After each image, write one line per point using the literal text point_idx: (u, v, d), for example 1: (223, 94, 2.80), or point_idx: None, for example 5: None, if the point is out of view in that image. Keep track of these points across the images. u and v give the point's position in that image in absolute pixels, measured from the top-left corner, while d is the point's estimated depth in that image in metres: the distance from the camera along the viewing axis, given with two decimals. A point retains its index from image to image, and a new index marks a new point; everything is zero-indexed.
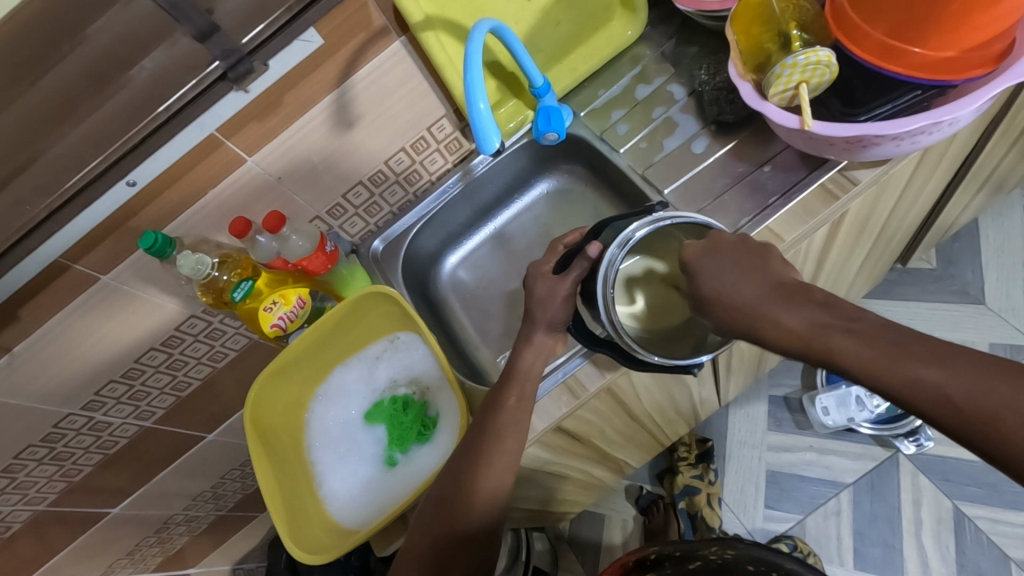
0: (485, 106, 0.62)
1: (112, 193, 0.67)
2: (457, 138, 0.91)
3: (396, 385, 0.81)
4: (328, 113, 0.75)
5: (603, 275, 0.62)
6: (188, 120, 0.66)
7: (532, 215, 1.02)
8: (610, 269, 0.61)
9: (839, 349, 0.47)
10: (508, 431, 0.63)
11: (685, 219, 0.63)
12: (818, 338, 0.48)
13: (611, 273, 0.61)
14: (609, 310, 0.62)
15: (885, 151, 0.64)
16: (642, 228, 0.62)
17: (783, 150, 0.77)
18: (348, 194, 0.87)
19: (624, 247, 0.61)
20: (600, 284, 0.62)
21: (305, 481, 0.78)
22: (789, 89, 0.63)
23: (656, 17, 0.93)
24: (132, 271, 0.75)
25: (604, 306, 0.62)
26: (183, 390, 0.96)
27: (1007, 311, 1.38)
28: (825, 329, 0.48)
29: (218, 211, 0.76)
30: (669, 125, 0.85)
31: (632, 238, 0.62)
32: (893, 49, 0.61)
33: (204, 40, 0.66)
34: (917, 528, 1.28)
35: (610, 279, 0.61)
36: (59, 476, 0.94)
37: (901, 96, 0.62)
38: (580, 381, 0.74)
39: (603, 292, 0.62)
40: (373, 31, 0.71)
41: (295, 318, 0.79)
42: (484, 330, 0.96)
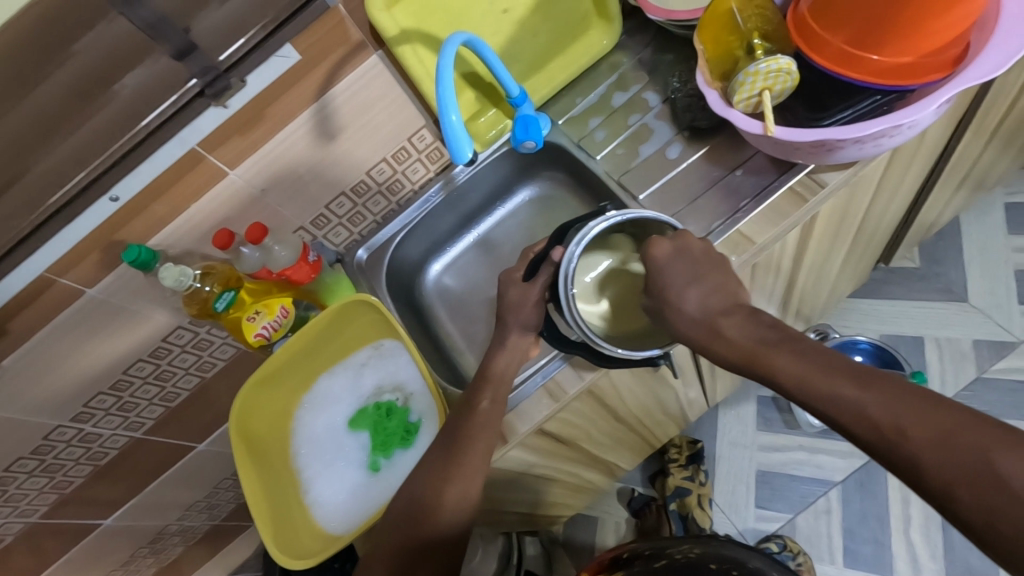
0: (458, 118, 0.64)
1: (96, 208, 0.68)
2: (438, 148, 0.92)
3: (381, 391, 0.82)
4: (308, 126, 0.77)
5: (564, 273, 0.64)
6: (169, 136, 0.68)
7: (515, 222, 1.04)
8: (569, 267, 0.64)
9: (781, 367, 0.51)
10: (482, 433, 0.64)
11: (638, 215, 0.67)
12: (763, 357, 0.53)
13: (571, 269, 0.64)
14: (572, 308, 0.64)
15: (850, 154, 0.66)
16: (596, 224, 0.65)
17: (755, 154, 0.78)
18: (332, 205, 0.89)
19: (580, 243, 0.64)
20: (562, 281, 0.64)
21: (292, 488, 0.79)
22: (754, 95, 0.65)
23: (632, 26, 0.95)
24: (119, 284, 0.77)
25: (567, 304, 0.64)
26: (172, 401, 0.98)
27: (990, 307, 1.39)
28: (771, 347, 0.53)
29: (201, 223, 0.78)
30: (645, 131, 0.86)
31: (589, 235, 0.65)
32: (851, 56, 0.63)
33: (182, 59, 0.68)
34: (906, 525, 1.29)
35: (568, 276, 0.64)
36: (51, 488, 0.95)
37: (862, 101, 0.64)
38: (559, 384, 0.75)
39: (565, 290, 0.64)
40: (351, 46, 0.73)
41: (279, 327, 0.81)
42: (469, 336, 0.97)
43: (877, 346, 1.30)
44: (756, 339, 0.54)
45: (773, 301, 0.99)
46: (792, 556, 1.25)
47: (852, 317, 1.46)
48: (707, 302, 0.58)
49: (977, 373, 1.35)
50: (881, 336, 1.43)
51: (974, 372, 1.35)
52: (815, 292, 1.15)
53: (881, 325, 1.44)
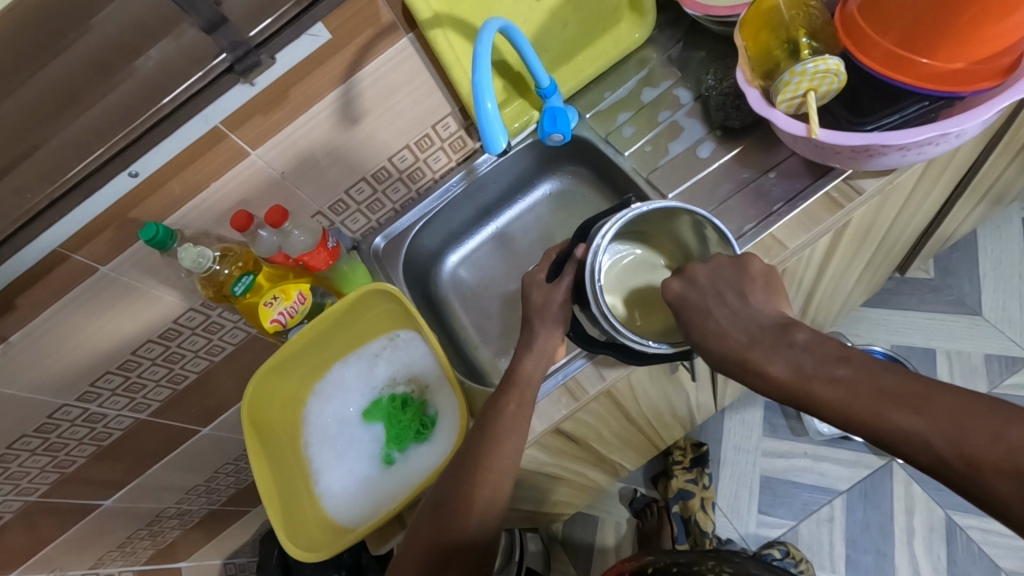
0: (493, 105, 0.62)
1: (113, 183, 0.66)
2: (461, 137, 0.91)
3: (395, 383, 0.81)
4: (333, 109, 0.75)
5: (592, 270, 0.62)
6: (192, 113, 0.66)
7: (534, 216, 1.02)
8: (596, 262, 0.62)
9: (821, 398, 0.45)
10: (510, 436, 0.63)
11: (659, 206, 0.65)
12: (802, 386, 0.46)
13: (597, 263, 0.62)
14: (600, 302, 0.62)
15: (890, 161, 0.65)
16: (619, 218, 0.64)
17: (788, 157, 0.77)
18: (351, 190, 0.87)
19: (606, 236, 0.63)
20: (588, 277, 0.63)
21: (302, 478, 0.78)
22: (797, 96, 0.63)
23: (664, 21, 0.93)
24: (133, 263, 0.75)
25: (593, 298, 0.62)
26: (179, 383, 0.96)
27: (1003, 322, 1.39)
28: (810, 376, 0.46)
29: (219, 204, 0.76)
30: (675, 129, 0.84)
31: (615, 228, 0.64)
32: (902, 60, 0.61)
33: (210, 32, 0.65)
34: (909, 537, 1.29)
35: (595, 272, 0.62)
36: (52, 467, 0.93)
37: (909, 106, 0.62)
38: (580, 384, 0.73)
39: (593, 288, 0.62)
40: (381, 28, 0.71)
41: (295, 313, 0.78)
42: (484, 330, 0.95)
43: (889, 357, 1.30)
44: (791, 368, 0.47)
45: (793, 308, 0.98)
46: (794, 563, 1.25)
47: (863, 326, 1.45)
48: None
49: (988, 387, 1.34)
50: (891, 346, 1.42)
51: (984, 386, 1.34)
52: (832, 300, 1.14)
53: (892, 335, 1.43)
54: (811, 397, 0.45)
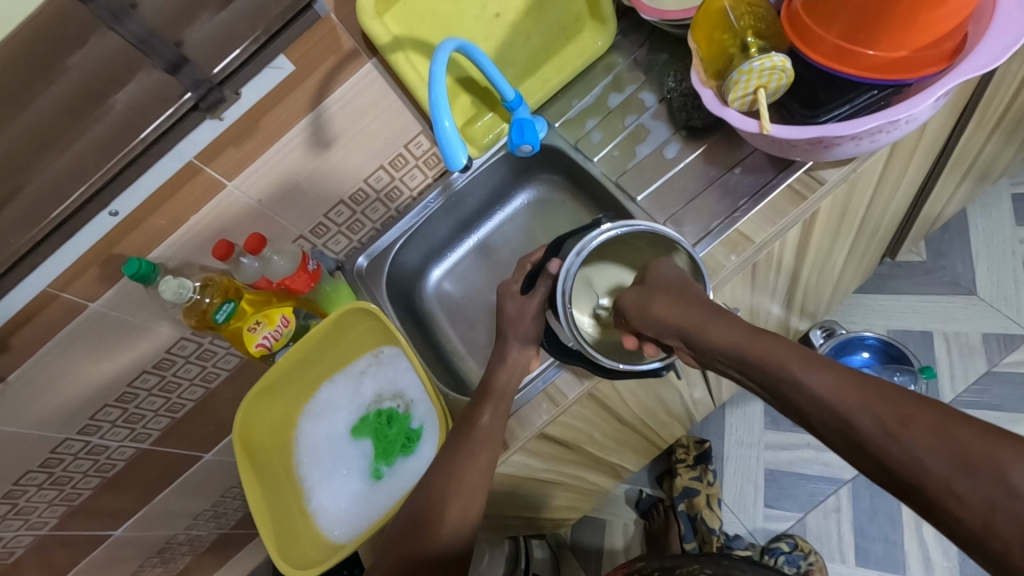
0: (451, 124, 0.64)
1: (95, 222, 0.69)
2: (435, 154, 0.92)
3: (381, 399, 0.82)
4: (303, 136, 0.77)
5: (562, 289, 0.64)
6: (165, 149, 0.68)
7: (514, 225, 1.03)
8: (567, 281, 0.64)
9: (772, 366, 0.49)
10: (485, 447, 0.64)
11: (634, 227, 0.66)
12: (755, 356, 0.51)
13: (568, 283, 0.64)
14: (571, 320, 0.64)
15: (846, 151, 0.65)
16: (593, 238, 0.65)
17: (753, 152, 0.78)
18: (330, 213, 0.89)
19: (578, 255, 0.64)
20: (560, 296, 0.64)
21: (295, 497, 0.79)
22: (748, 94, 0.65)
23: (627, 26, 0.94)
24: (120, 297, 0.77)
25: (565, 316, 0.64)
26: (178, 411, 0.98)
27: (999, 300, 1.38)
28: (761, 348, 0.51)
29: (201, 235, 0.78)
30: (642, 132, 0.86)
31: (587, 247, 0.65)
32: (847, 52, 0.62)
33: (174, 73, 0.67)
34: (917, 522, 1.28)
35: (565, 291, 0.64)
36: (59, 501, 0.96)
37: (859, 96, 0.63)
38: (559, 390, 0.74)
39: (563, 305, 0.64)
40: (344, 54, 0.73)
41: (279, 337, 0.80)
42: (470, 341, 0.97)
43: (883, 342, 1.30)
44: (744, 339, 0.52)
45: (777, 299, 0.98)
46: (803, 556, 1.25)
47: (858, 313, 1.45)
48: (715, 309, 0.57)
49: (987, 366, 1.33)
50: (888, 331, 1.42)
51: (984, 365, 1.34)
52: (819, 289, 1.14)
53: (887, 319, 1.43)
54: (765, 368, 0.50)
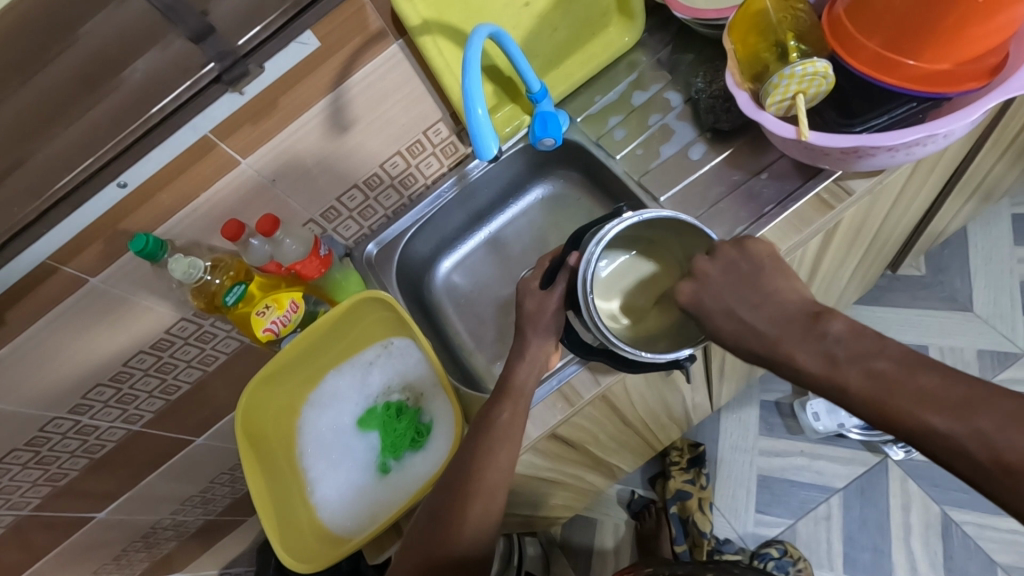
0: (484, 111, 0.62)
1: (103, 194, 0.65)
2: (453, 142, 0.91)
3: (390, 391, 0.80)
4: (322, 117, 0.74)
5: (584, 277, 0.62)
6: (181, 123, 0.64)
7: (527, 220, 1.02)
8: (589, 270, 0.62)
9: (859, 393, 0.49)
10: (506, 445, 0.63)
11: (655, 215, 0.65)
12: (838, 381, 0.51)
13: (590, 272, 0.62)
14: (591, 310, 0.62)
15: (879, 162, 0.64)
16: (614, 225, 0.64)
17: (779, 158, 0.77)
18: (343, 198, 0.87)
19: (599, 243, 0.62)
20: (582, 285, 0.62)
21: (297, 489, 0.77)
22: (786, 99, 0.64)
23: (653, 23, 0.93)
24: (122, 274, 0.74)
25: (587, 307, 0.62)
26: (172, 394, 0.95)
27: (994, 317, 1.40)
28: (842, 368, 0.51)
29: (210, 213, 0.75)
30: (666, 132, 0.84)
31: (608, 235, 0.63)
32: (888, 62, 0.61)
33: (198, 42, 0.65)
34: (906, 533, 1.30)
35: (588, 278, 0.62)
36: (44, 481, 0.92)
37: (897, 107, 0.63)
38: (575, 388, 0.73)
39: (586, 293, 0.62)
40: (370, 35, 0.71)
41: (288, 322, 0.77)
42: (478, 336, 0.96)
43: None
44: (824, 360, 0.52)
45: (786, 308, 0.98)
46: (792, 562, 1.27)
47: None
48: (755, 318, 0.58)
49: None
50: None
51: None
52: (826, 298, 1.14)
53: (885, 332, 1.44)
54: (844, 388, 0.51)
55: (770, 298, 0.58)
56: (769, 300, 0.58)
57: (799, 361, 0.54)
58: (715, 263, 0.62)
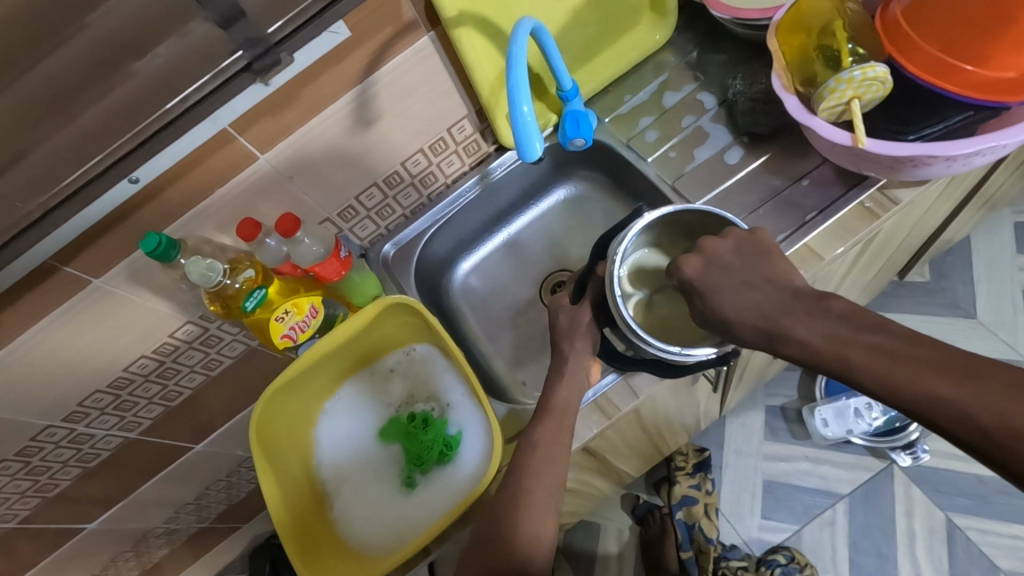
0: (529, 109, 0.58)
1: (114, 191, 0.60)
2: (476, 140, 0.87)
3: (414, 400, 0.76)
4: (347, 111, 0.70)
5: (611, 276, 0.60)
6: (200, 116, 0.60)
7: (548, 222, 0.98)
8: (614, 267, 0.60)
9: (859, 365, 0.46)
10: (547, 462, 0.59)
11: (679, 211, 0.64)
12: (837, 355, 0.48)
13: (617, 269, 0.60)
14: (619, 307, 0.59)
15: (935, 171, 0.63)
16: (633, 224, 0.63)
17: (819, 165, 0.75)
18: (361, 196, 0.82)
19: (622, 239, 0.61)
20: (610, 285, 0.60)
21: (317, 505, 0.73)
22: (840, 104, 0.62)
23: (683, 22, 0.90)
24: (128, 274, 0.69)
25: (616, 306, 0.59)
26: (173, 400, 0.90)
27: (997, 325, 1.41)
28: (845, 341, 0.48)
29: (224, 211, 0.71)
30: (700, 135, 0.82)
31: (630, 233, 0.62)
32: (949, 67, 0.59)
33: (227, 27, 0.61)
34: (910, 539, 1.31)
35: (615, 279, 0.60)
36: (34, 492, 0.86)
37: (954, 116, 0.61)
38: (611, 401, 0.70)
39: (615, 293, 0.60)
40: (402, 25, 0.67)
41: (307, 328, 0.73)
42: (499, 342, 0.92)
43: None
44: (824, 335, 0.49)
45: None
46: (799, 569, 1.26)
47: None
48: (763, 294, 0.54)
49: None
50: None
51: None
52: None
53: None
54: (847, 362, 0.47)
55: (780, 278, 0.55)
56: (778, 281, 0.55)
57: (801, 336, 0.50)
58: (725, 243, 0.59)
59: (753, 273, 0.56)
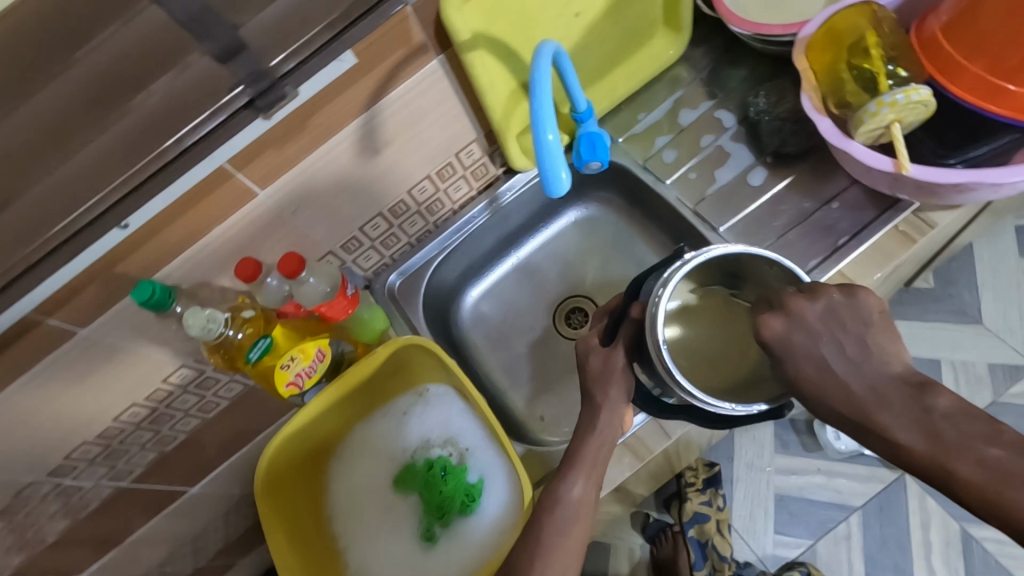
0: (554, 137, 0.54)
1: (106, 240, 0.55)
2: (484, 164, 0.83)
3: (430, 445, 0.72)
4: (353, 140, 0.65)
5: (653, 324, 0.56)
6: (201, 154, 0.55)
7: (559, 246, 0.94)
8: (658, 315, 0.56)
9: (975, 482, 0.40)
10: (585, 518, 0.55)
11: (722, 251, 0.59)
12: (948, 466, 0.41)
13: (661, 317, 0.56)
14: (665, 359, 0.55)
15: (980, 198, 0.60)
16: (675, 267, 0.58)
17: (848, 187, 0.72)
18: (366, 226, 0.78)
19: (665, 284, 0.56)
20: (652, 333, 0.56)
21: (330, 558, 0.70)
22: (880, 127, 0.58)
23: (700, 34, 0.86)
24: (118, 321, 0.64)
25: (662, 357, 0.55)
26: (167, 445, 0.84)
27: (1004, 331, 1.40)
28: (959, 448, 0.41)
29: (222, 250, 0.65)
30: (720, 155, 0.78)
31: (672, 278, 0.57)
32: (994, 88, 0.56)
33: (227, 60, 0.56)
34: (926, 552, 1.29)
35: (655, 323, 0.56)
36: (18, 550, 0.76)
37: (1001, 139, 0.58)
38: (643, 442, 0.67)
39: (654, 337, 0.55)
40: (412, 48, 0.62)
41: (313, 373, 0.69)
42: (514, 373, 0.88)
43: None
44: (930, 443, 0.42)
45: None
46: None
47: None
48: (853, 377, 0.47)
49: (993, 397, 1.36)
50: None
51: (990, 396, 1.36)
52: None
53: None
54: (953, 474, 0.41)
55: (875, 360, 0.47)
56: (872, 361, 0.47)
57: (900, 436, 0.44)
58: (814, 304, 0.49)
59: (846, 349, 0.47)
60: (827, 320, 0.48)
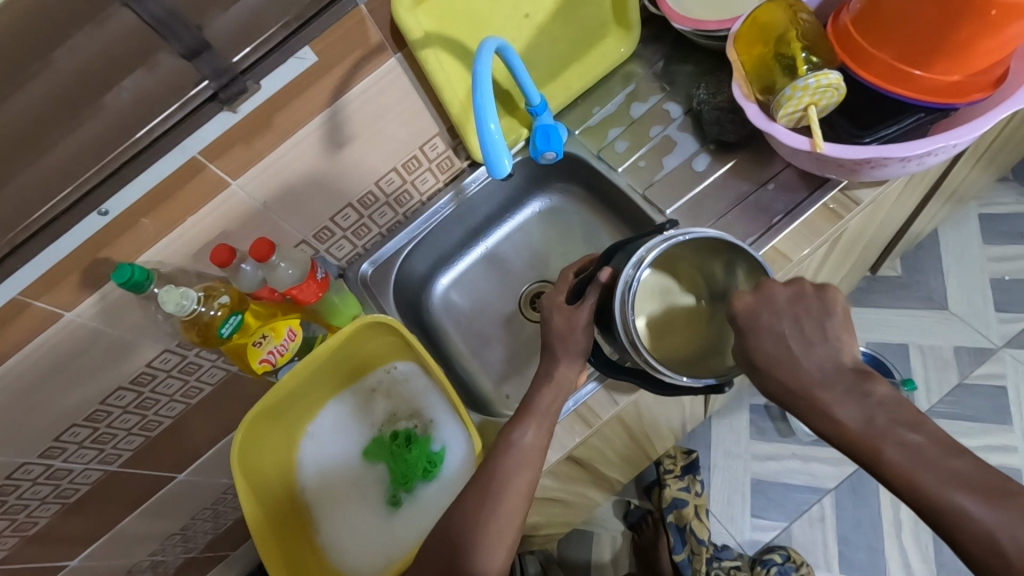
0: (496, 126, 0.59)
1: (84, 223, 0.60)
2: (449, 157, 0.88)
3: (396, 419, 0.76)
4: (319, 134, 0.71)
5: (622, 298, 0.59)
6: (171, 144, 0.60)
7: (524, 235, 1.00)
8: (628, 292, 0.59)
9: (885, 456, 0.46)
10: (531, 473, 0.60)
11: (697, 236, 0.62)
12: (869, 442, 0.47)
13: (630, 294, 0.59)
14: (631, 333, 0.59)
15: (890, 172, 0.65)
16: (652, 248, 0.60)
17: (783, 170, 0.77)
18: (337, 217, 0.83)
19: (637, 266, 0.59)
20: (620, 308, 0.59)
21: (302, 529, 0.74)
22: (798, 110, 0.64)
23: (648, 35, 0.92)
24: (102, 306, 0.68)
25: (626, 329, 0.59)
26: (153, 430, 0.88)
27: (969, 315, 1.44)
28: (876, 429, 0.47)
29: (197, 238, 0.70)
30: (668, 143, 0.84)
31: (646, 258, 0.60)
32: (899, 73, 0.62)
33: (192, 59, 0.61)
34: (897, 530, 1.32)
35: (628, 304, 0.59)
36: (11, 531, 0.83)
37: (907, 118, 0.64)
38: (592, 409, 0.71)
39: (624, 316, 0.59)
40: (369, 48, 0.68)
41: (285, 352, 0.74)
42: (482, 356, 0.93)
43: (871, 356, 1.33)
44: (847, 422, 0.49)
45: None
46: (795, 568, 1.27)
47: None
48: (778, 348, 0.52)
49: (960, 379, 1.40)
50: (867, 344, 1.46)
51: (956, 378, 1.40)
52: None
53: (867, 333, 1.47)
54: (873, 450, 0.47)
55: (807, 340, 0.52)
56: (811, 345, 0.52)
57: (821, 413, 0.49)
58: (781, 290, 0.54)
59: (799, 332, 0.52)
60: (791, 307, 0.53)
